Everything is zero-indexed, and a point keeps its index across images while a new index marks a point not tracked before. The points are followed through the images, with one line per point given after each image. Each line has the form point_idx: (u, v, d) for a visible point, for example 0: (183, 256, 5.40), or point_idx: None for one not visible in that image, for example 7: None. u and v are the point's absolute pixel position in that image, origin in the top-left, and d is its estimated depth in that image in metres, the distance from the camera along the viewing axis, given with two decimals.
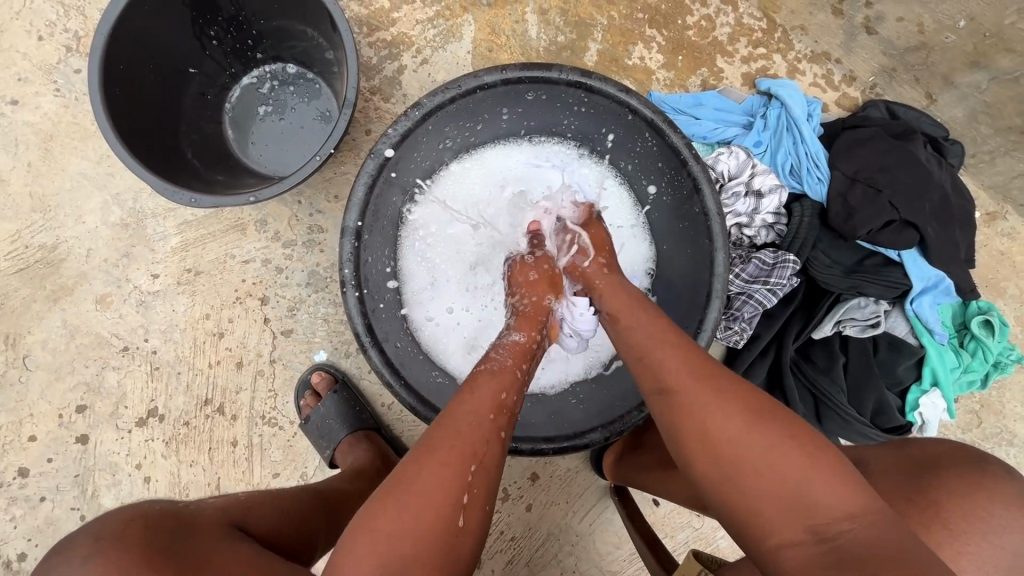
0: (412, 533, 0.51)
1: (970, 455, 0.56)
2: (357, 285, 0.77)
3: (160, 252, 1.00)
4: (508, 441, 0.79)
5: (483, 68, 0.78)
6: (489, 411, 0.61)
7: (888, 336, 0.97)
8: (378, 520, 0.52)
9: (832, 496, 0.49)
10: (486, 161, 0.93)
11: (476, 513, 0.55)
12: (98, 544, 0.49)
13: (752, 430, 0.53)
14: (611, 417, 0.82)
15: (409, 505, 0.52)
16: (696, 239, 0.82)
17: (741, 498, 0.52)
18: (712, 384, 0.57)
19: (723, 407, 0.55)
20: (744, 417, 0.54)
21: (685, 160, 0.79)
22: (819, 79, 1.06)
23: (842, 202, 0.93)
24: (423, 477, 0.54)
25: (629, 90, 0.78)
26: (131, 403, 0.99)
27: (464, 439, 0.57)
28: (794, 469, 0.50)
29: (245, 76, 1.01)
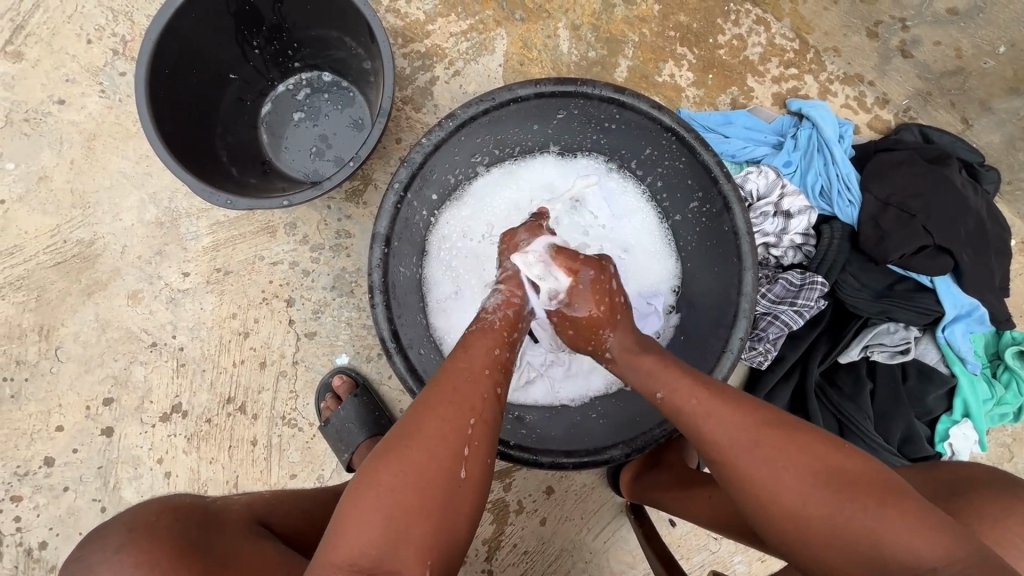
0: (413, 483, 0.52)
1: (1002, 478, 0.55)
2: (384, 291, 0.78)
3: (191, 251, 1.02)
4: (527, 453, 0.79)
5: (517, 81, 0.78)
6: (484, 367, 0.63)
7: (918, 363, 0.95)
8: (380, 471, 0.53)
9: (914, 551, 0.46)
10: (516, 172, 0.94)
11: (477, 465, 0.56)
12: (130, 534, 0.51)
13: (812, 498, 0.51)
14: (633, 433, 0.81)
15: (408, 455, 0.53)
16: (724, 259, 0.82)
17: (803, 543, 0.51)
18: (762, 448, 0.54)
19: (780, 473, 0.52)
20: (801, 484, 0.51)
21: (716, 178, 0.78)
22: (851, 101, 1.05)
23: (874, 225, 0.92)
24: (421, 428, 0.56)
25: (662, 107, 0.79)
26: (156, 398, 1.01)
27: (462, 395, 0.59)
28: (862, 530, 0.48)
29: (282, 84, 1.04)
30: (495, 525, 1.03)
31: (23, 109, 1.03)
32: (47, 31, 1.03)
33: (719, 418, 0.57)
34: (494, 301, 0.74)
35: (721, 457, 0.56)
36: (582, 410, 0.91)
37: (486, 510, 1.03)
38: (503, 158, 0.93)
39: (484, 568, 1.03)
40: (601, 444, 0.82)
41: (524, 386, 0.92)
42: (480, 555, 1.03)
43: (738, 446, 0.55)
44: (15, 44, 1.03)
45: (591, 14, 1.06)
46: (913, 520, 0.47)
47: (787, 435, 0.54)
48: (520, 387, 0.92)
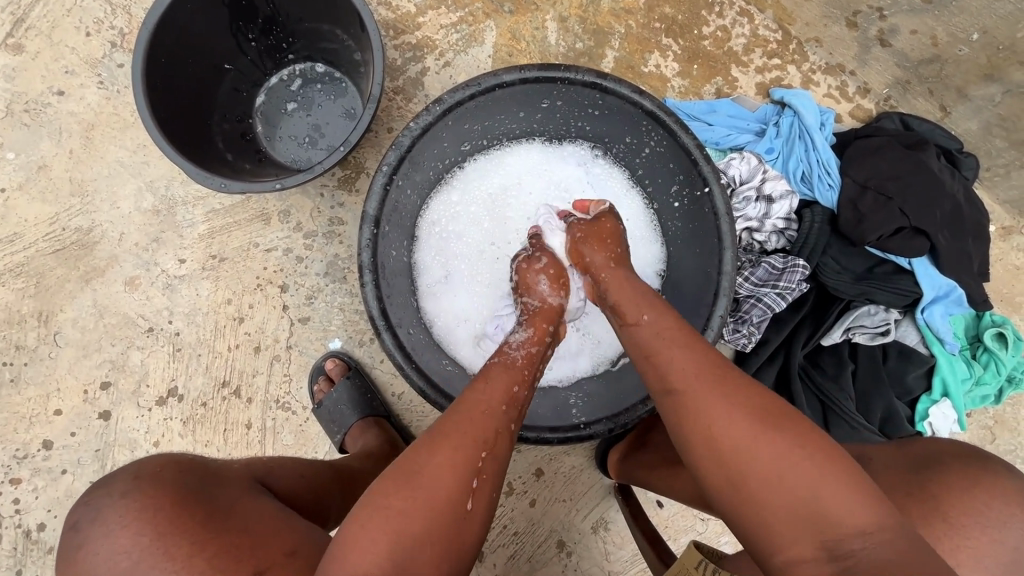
0: (420, 511, 0.53)
1: (971, 454, 0.58)
2: (374, 271, 0.80)
3: (188, 238, 1.04)
4: None
5: (503, 66, 0.81)
6: (502, 401, 0.64)
7: (898, 344, 0.97)
8: (388, 497, 0.54)
9: (845, 510, 0.48)
10: (504, 160, 0.96)
11: (484, 499, 0.57)
12: (137, 481, 0.55)
13: (761, 439, 0.52)
14: (616, 410, 0.83)
15: (419, 486, 0.54)
16: (705, 241, 0.84)
17: (741, 488, 0.52)
18: (717, 387, 0.57)
19: (731, 413, 0.55)
20: (752, 424, 0.53)
21: (696, 160, 0.80)
22: (833, 91, 1.08)
23: (853, 208, 0.94)
24: (433, 460, 0.56)
25: (643, 91, 0.81)
26: (153, 382, 1.03)
27: (476, 424, 0.60)
28: (799, 482, 0.50)
29: (276, 75, 1.06)
30: None
31: (23, 100, 1.05)
32: (47, 24, 1.05)
33: (682, 357, 0.60)
34: (518, 339, 0.75)
35: (675, 394, 0.58)
36: (573, 388, 0.93)
37: None
38: (489, 144, 0.95)
39: None
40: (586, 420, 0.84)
41: None
42: None
43: (693, 384, 0.57)
44: (16, 37, 1.05)
45: (579, 6, 1.09)
46: (851, 487, 0.49)
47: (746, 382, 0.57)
48: None
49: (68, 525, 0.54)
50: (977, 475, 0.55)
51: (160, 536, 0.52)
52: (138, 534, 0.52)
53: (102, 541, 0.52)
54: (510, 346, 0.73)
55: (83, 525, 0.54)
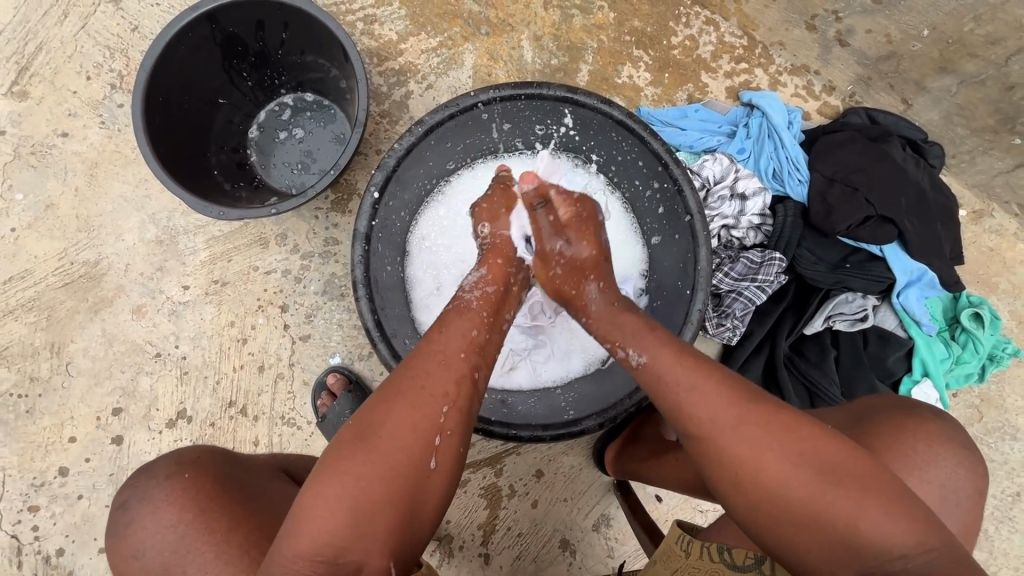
0: (379, 474, 0.57)
1: (901, 405, 0.68)
2: (367, 285, 0.84)
3: (190, 265, 1.09)
4: (507, 428, 0.84)
5: (479, 87, 0.86)
6: (461, 350, 0.68)
7: (877, 329, 1.00)
8: (351, 461, 0.58)
9: (887, 536, 0.52)
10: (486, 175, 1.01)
11: (448, 456, 0.62)
12: (178, 466, 0.69)
13: (798, 478, 0.56)
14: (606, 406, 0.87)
15: (380, 443, 0.59)
16: (680, 239, 0.88)
17: (779, 526, 0.56)
18: (746, 426, 0.58)
19: (763, 458, 0.57)
20: (787, 466, 0.56)
21: (667, 164, 0.86)
22: (800, 90, 1.13)
23: (822, 201, 0.98)
24: (392, 420, 0.61)
25: (612, 102, 0.86)
26: (162, 406, 1.07)
27: (438, 380, 0.64)
28: (838, 520, 0.54)
29: (268, 105, 1.11)
30: (489, 509, 1.08)
31: (30, 143, 1.11)
32: (50, 71, 1.12)
33: (701, 396, 0.61)
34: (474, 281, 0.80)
35: (705, 438, 0.60)
36: (564, 387, 0.97)
37: (480, 495, 1.08)
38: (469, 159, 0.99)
39: (481, 552, 1.07)
40: (575, 415, 0.89)
41: (508, 372, 0.99)
42: (476, 540, 1.07)
43: (721, 426, 0.59)
44: (21, 84, 1.11)
45: (552, 25, 1.14)
46: (890, 510, 0.53)
47: (777, 422, 0.58)
48: (504, 373, 0.98)
49: (118, 503, 0.68)
50: (903, 422, 0.65)
51: (203, 512, 0.66)
52: (182, 510, 0.66)
53: (150, 517, 0.66)
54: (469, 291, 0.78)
55: (133, 501, 0.68)
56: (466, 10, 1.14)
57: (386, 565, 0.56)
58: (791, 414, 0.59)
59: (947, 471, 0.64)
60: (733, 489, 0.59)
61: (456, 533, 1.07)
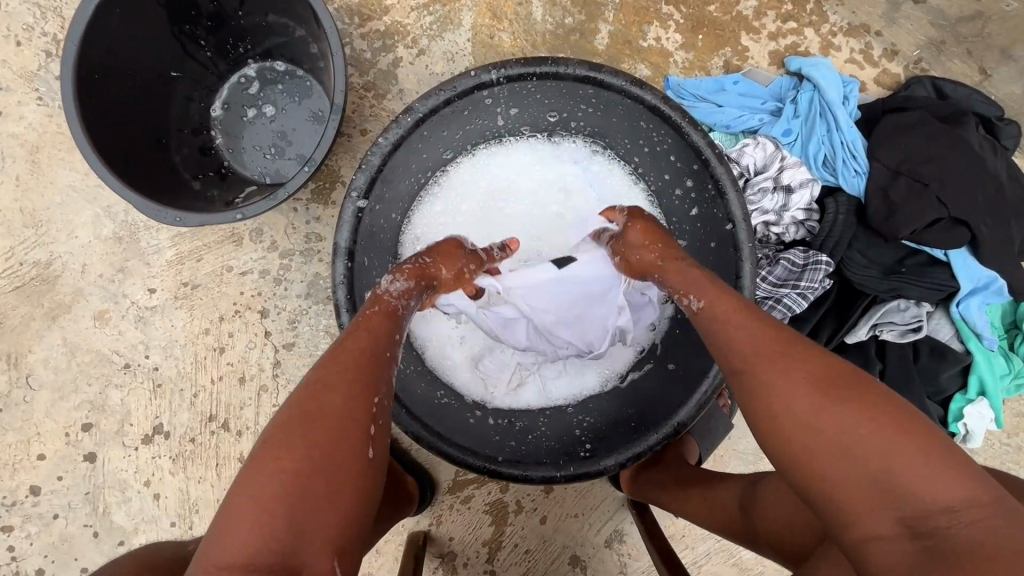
0: (321, 462, 0.49)
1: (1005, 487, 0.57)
2: (352, 309, 0.70)
3: (156, 265, 0.96)
4: (517, 468, 0.74)
5: (482, 64, 0.70)
6: (387, 347, 0.60)
7: (931, 340, 0.89)
8: (284, 447, 0.49)
9: (927, 490, 0.44)
10: (488, 165, 0.87)
11: (380, 448, 0.55)
12: None
13: (830, 412, 0.48)
14: (630, 444, 0.76)
15: (322, 428, 0.50)
16: (719, 248, 0.75)
17: (812, 472, 0.48)
18: (775, 358, 0.52)
19: (789, 392, 0.50)
20: (814, 397, 0.49)
21: (708, 160, 0.71)
22: (856, 55, 0.96)
23: (883, 197, 0.83)
24: (323, 405, 0.52)
25: (643, 82, 0.71)
26: (136, 421, 0.98)
27: (363, 370, 0.55)
28: (874, 461, 0.46)
29: (232, 76, 0.94)
30: (494, 525, 1.01)
31: None
32: None
33: (734, 331, 0.56)
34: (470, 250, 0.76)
35: (739, 370, 0.54)
36: (580, 407, 0.86)
37: (484, 512, 1.01)
38: (469, 146, 0.84)
39: (486, 569, 1.01)
40: (591, 453, 0.79)
41: (515, 389, 0.87)
42: (481, 557, 1.01)
43: (756, 355, 0.53)
44: None
45: None
46: (934, 459, 0.45)
47: (811, 353, 0.52)
48: (511, 390, 0.86)
49: None
50: None
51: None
52: None
53: None
54: (390, 294, 0.64)
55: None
56: None
57: (329, 565, 0.47)
58: (826, 354, 0.53)
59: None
60: (763, 427, 0.51)
61: (460, 550, 1.01)
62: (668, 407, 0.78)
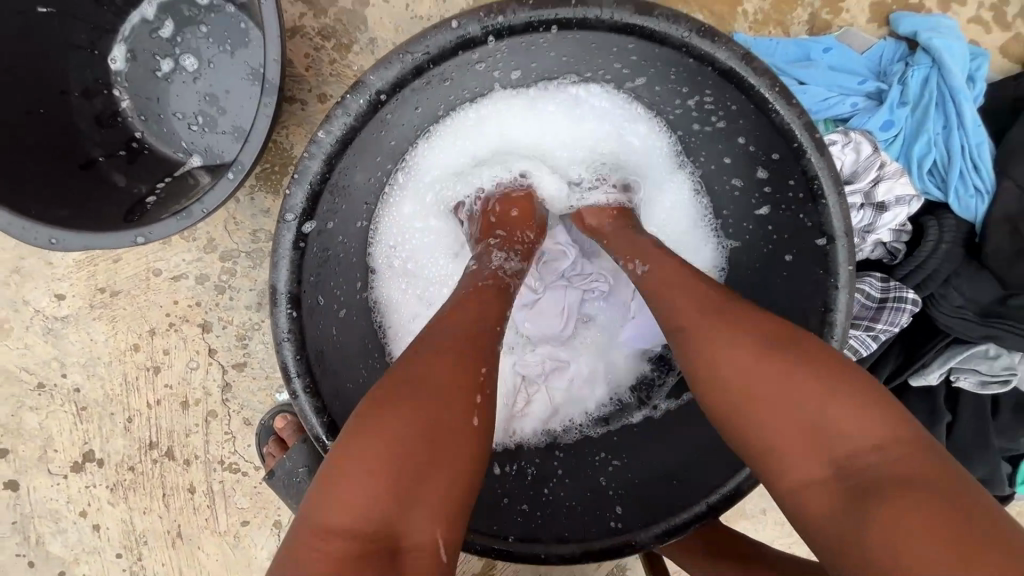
0: (426, 420, 0.41)
1: None
2: (307, 372, 0.52)
3: (60, 265, 0.75)
4: (533, 544, 0.59)
5: (466, 10, 0.46)
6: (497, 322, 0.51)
7: (1015, 393, 0.74)
8: (387, 401, 0.42)
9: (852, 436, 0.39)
10: (474, 137, 0.66)
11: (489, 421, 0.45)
12: None
13: (760, 363, 0.43)
14: (668, 511, 0.59)
15: (423, 382, 0.43)
16: (799, 264, 0.55)
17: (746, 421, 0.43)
18: (714, 316, 0.46)
19: (724, 346, 0.45)
20: (748, 347, 0.44)
21: (800, 149, 0.48)
22: (983, 14, 0.72)
23: (1009, 230, 0.64)
24: (430, 360, 0.45)
25: (710, 31, 0.46)
26: (62, 447, 0.82)
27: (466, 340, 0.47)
28: (801, 412, 0.41)
29: (135, 12, 0.69)
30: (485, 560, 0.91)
31: None
32: None
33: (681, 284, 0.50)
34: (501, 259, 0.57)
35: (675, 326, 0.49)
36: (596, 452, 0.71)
37: None
38: (448, 112, 0.63)
39: None
40: (625, 525, 0.61)
41: (521, 408, 0.71)
42: None
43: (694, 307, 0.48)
44: None
45: None
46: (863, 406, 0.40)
47: (757, 313, 0.46)
48: (515, 412, 0.71)
49: None
50: None
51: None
52: None
53: None
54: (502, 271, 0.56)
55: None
56: None
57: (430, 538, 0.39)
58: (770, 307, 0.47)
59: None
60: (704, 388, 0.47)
61: None
62: (720, 461, 0.59)
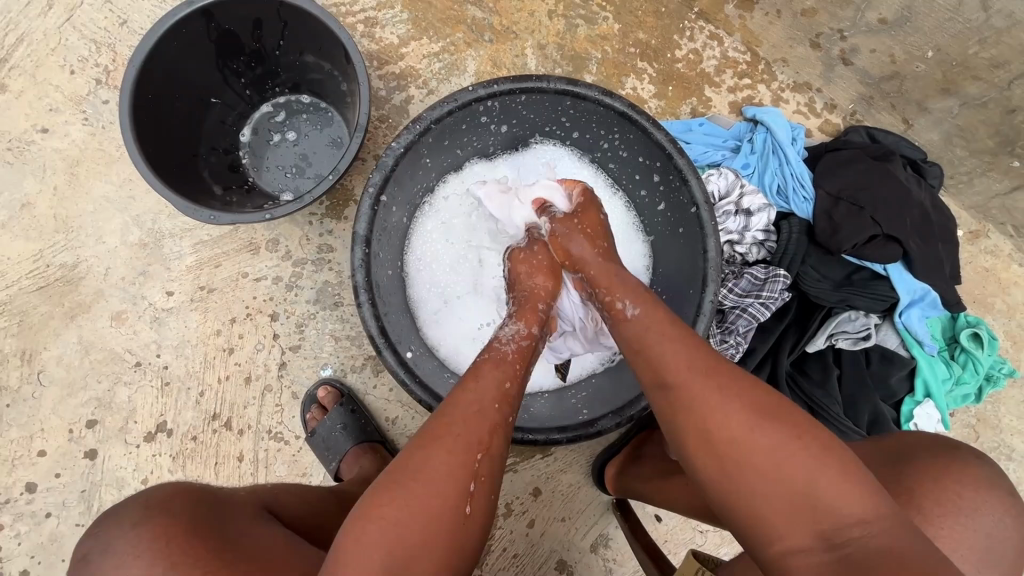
0: (421, 514, 0.54)
1: (943, 445, 0.63)
2: (369, 291, 0.81)
3: (176, 270, 1.04)
4: (521, 432, 0.82)
5: (477, 82, 0.84)
6: (495, 399, 0.63)
7: (880, 348, 1.00)
8: (395, 497, 0.55)
9: (845, 505, 0.50)
10: (472, 179, 0.97)
11: (482, 501, 0.58)
12: (147, 511, 0.57)
13: (757, 430, 0.54)
14: (621, 403, 0.84)
15: (419, 483, 0.56)
16: (687, 233, 0.87)
17: (740, 475, 0.54)
18: (711, 381, 0.58)
19: (725, 403, 0.56)
20: (753, 417, 0.55)
21: (671, 154, 0.84)
22: (802, 107, 1.13)
23: (828, 219, 0.98)
24: (431, 459, 0.57)
25: (611, 93, 0.84)
26: (141, 418, 1.01)
27: (470, 429, 0.60)
28: (802, 481, 0.52)
29: (264, 105, 1.07)
30: (484, 528, 1.04)
31: (7, 139, 1.05)
32: (31, 63, 1.06)
33: (678, 347, 0.61)
34: (509, 331, 0.74)
35: (669, 382, 0.59)
36: (577, 385, 0.94)
37: None
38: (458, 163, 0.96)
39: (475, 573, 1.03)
40: (590, 416, 0.85)
41: None
42: None
43: (691, 374, 0.58)
44: None
45: (556, 34, 1.13)
46: (851, 478, 0.52)
47: (746, 383, 0.58)
48: None
49: (79, 555, 0.56)
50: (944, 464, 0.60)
51: (175, 565, 0.54)
52: (151, 565, 0.54)
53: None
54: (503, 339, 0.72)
55: (95, 555, 0.56)
56: (469, 16, 1.11)
57: None
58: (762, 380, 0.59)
59: (993, 521, 0.59)
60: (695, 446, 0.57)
61: None
62: None
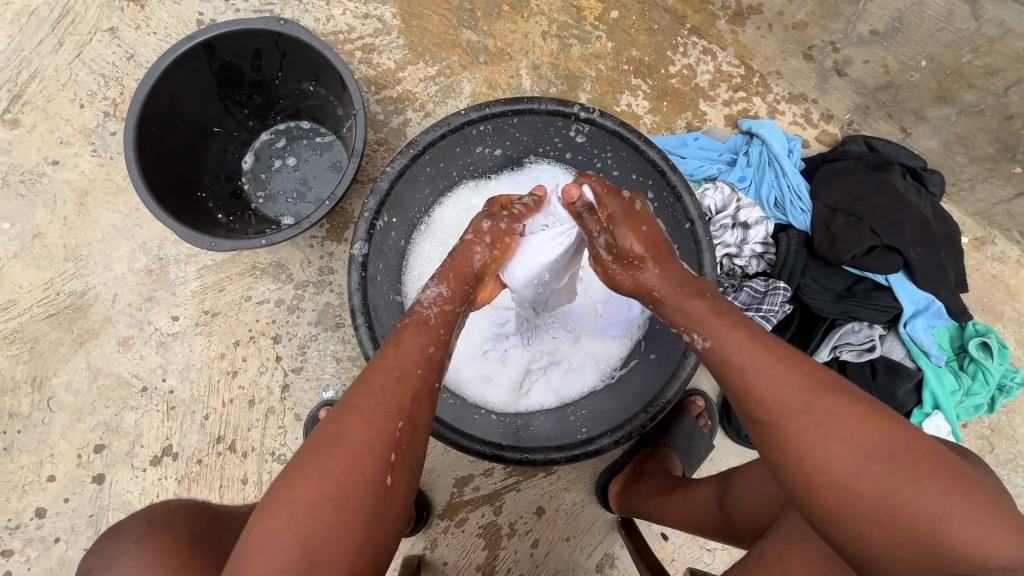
0: (333, 484, 0.53)
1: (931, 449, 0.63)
2: (366, 313, 0.81)
3: (181, 295, 1.06)
4: (519, 452, 0.81)
5: (469, 105, 0.85)
6: (417, 364, 0.62)
7: (886, 359, 0.98)
8: (307, 474, 0.54)
9: (975, 544, 0.46)
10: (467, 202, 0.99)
11: (404, 471, 0.57)
12: (149, 526, 0.58)
13: (866, 469, 0.50)
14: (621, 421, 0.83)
15: (332, 454, 0.54)
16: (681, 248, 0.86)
17: (848, 513, 0.50)
18: (816, 412, 0.53)
19: (830, 442, 0.52)
20: (863, 457, 0.50)
21: (663, 171, 0.85)
22: (798, 118, 1.13)
23: (825, 230, 0.97)
24: (344, 431, 0.56)
25: (602, 112, 0.85)
26: (147, 442, 1.03)
27: (390, 398, 0.59)
28: (921, 521, 0.47)
29: (264, 132, 1.09)
30: (488, 549, 1.04)
31: (20, 171, 1.08)
32: (43, 98, 1.09)
33: (770, 378, 0.56)
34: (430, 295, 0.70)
35: (767, 417, 0.55)
36: (575, 404, 0.93)
37: (478, 535, 1.04)
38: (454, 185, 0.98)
39: None
40: (589, 435, 0.84)
41: (526, 394, 0.94)
42: None
43: (788, 408, 0.54)
44: (13, 112, 1.09)
45: (550, 54, 1.14)
46: (981, 513, 0.47)
47: (854, 416, 0.52)
48: (523, 395, 0.94)
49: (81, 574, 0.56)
50: None
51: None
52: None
53: None
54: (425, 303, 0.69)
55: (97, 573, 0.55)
56: (465, 39, 1.14)
57: None
58: (869, 401, 0.54)
59: None
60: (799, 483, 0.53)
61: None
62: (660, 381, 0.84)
